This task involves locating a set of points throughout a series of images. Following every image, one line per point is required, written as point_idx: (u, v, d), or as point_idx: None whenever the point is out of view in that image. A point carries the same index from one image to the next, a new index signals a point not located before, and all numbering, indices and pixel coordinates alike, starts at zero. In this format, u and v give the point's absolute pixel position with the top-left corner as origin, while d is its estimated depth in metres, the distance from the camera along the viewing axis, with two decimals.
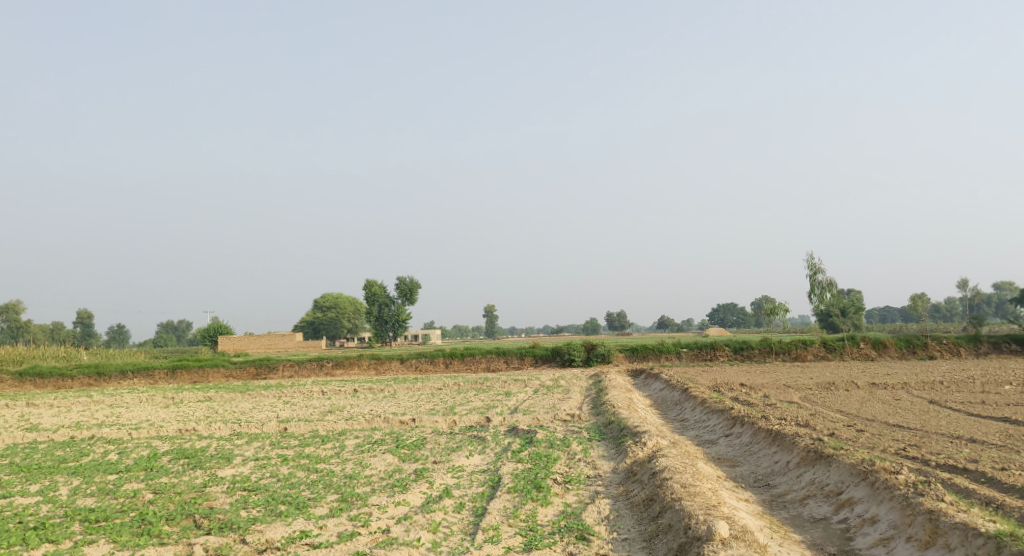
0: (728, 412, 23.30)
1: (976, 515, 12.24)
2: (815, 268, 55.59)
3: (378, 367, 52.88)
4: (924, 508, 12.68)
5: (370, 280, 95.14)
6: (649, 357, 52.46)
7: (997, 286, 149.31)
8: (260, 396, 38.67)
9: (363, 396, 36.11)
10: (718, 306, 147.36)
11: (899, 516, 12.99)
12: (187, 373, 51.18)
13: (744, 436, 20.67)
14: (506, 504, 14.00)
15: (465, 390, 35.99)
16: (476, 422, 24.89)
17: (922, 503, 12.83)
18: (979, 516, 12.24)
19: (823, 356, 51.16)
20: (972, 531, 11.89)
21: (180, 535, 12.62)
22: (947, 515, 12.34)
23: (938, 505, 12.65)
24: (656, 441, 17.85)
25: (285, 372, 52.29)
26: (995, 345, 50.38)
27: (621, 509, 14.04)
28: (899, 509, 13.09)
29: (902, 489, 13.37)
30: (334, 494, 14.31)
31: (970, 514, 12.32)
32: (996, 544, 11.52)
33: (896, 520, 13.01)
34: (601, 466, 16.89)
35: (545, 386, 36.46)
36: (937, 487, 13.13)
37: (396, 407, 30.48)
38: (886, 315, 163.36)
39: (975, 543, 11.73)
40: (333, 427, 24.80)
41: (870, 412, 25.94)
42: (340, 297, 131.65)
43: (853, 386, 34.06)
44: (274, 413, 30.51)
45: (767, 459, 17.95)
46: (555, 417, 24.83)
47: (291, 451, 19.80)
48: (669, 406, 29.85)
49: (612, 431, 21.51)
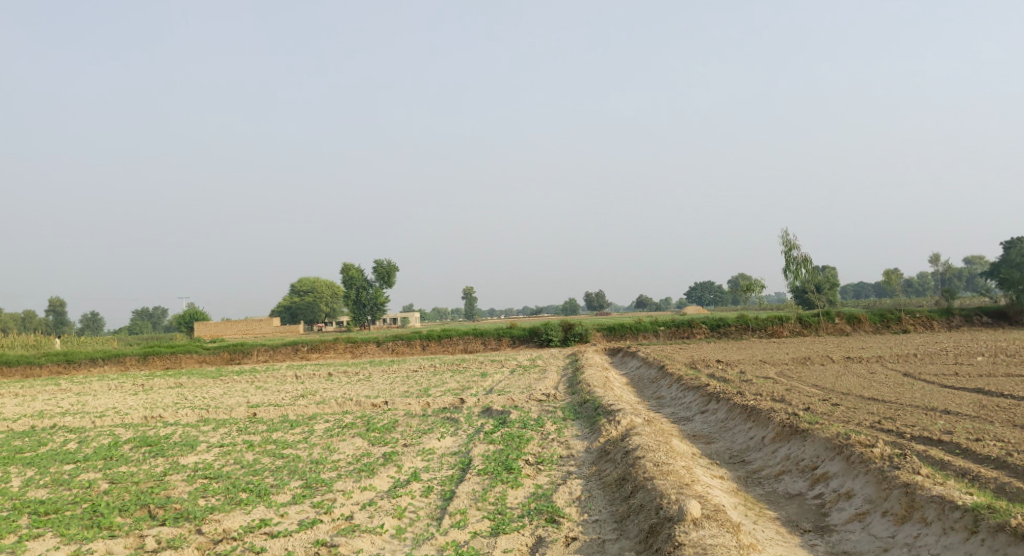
0: (703, 388, 23.07)
1: (952, 488, 12.04)
2: (790, 244, 55.64)
3: (354, 351, 52.38)
4: (900, 482, 12.47)
5: (346, 264, 94.30)
6: (627, 336, 52.33)
7: (968, 260, 150.88)
8: (233, 382, 38.13)
9: (337, 380, 35.63)
10: (695, 284, 147.76)
11: (874, 491, 12.77)
12: (159, 359, 50.40)
13: (719, 412, 20.45)
14: (475, 487, 13.65)
15: (441, 372, 35.62)
16: (450, 403, 24.51)
17: (898, 477, 12.61)
18: (956, 489, 12.03)
19: (799, 332, 51.30)
20: (949, 504, 11.68)
21: (133, 526, 12.18)
22: (924, 488, 12.14)
23: (914, 479, 12.44)
24: (630, 418, 17.56)
25: (260, 357, 51.66)
26: (967, 318, 50.73)
27: (593, 490, 13.74)
28: (875, 484, 12.87)
29: (877, 462, 13.15)
30: (297, 480, 13.90)
31: (946, 486, 12.12)
32: (974, 517, 11.32)
33: (872, 494, 12.80)
34: (574, 446, 16.58)
35: (521, 366, 36.16)
36: (913, 460, 12.92)
37: (369, 390, 30.04)
38: (860, 291, 164.83)
39: (952, 517, 11.52)
40: (304, 412, 24.35)
41: (845, 386, 25.84)
42: (316, 281, 130.63)
43: (828, 361, 34.04)
44: (244, 398, 29.96)
45: (742, 435, 17.72)
46: (529, 397, 24.51)
47: (257, 436, 19.33)
48: (646, 384, 29.63)
49: (587, 410, 21.21)
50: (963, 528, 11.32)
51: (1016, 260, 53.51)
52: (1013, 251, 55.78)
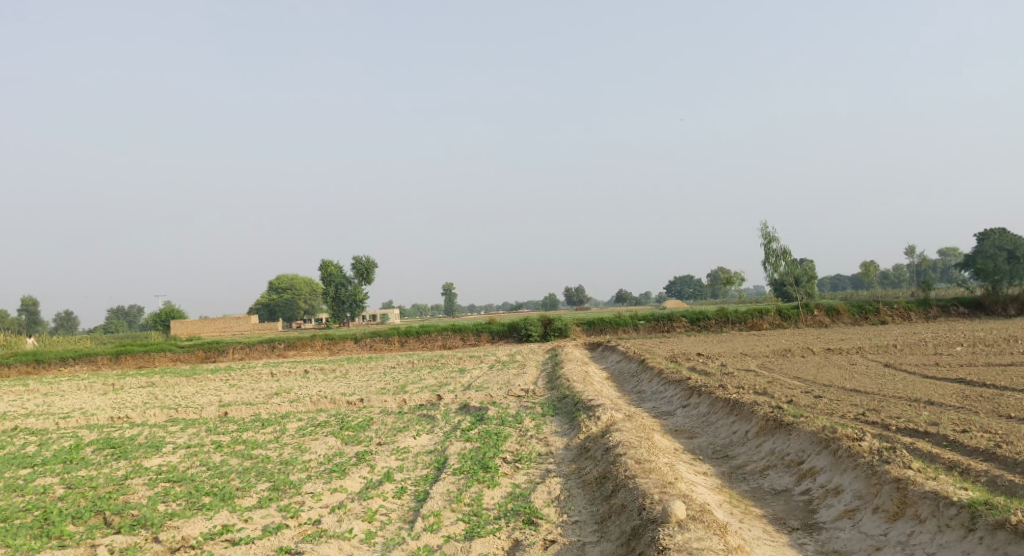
0: (685, 382, 22.70)
1: (946, 483, 11.66)
2: (769, 236, 55.48)
3: (332, 348, 51.69)
4: (890, 477, 12.09)
5: (325, 260, 93.36)
6: (607, 331, 51.94)
7: (942, 252, 152.13)
8: (207, 380, 37.38)
9: (313, 377, 34.96)
10: (674, 278, 147.90)
11: (863, 486, 12.40)
12: (132, 358, 49.42)
13: (701, 406, 20.06)
14: (450, 487, 13.13)
15: (419, 368, 35.06)
16: (427, 400, 23.96)
17: (888, 472, 12.23)
18: (950, 484, 11.66)
19: (778, 324, 51.16)
20: (943, 500, 11.30)
21: (85, 535, 11.58)
22: (916, 483, 11.76)
23: (905, 473, 12.07)
24: (610, 414, 17.08)
25: (235, 355, 50.82)
26: (944, 309, 50.81)
27: (573, 489, 13.27)
28: (864, 479, 12.49)
29: (866, 457, 12.77)
30: (265, 483, 13.33)
31: (939, 481, 11.75)
32: (971, 514, 10.94)
33: (861, 490, 12.42)
34: (553, 442, 16.10)
35: (500, 361, 35.71)
36: (903, 454, 12.54)
37: (345, 387, 29.41)
38: (837, 284, 165.77)
39: (947, 514, 11.14)
40: (276, 410, 23.72)
41: (827, 377, 25.59)
42: (295, 278, 129.40)
43: (809, 353, 33.83)
44: (216, 397, 29.20)
45: (725, 429, 17.33)
46: (508, 393, 24.01)
47: (227, 437, 18.71)
48: (626, 378, 29.23)
49: (566, 406, 20.73)
50: (959, 525, 10.94)
51: (990, 250, 53.76)
52: (987, 241, 56.07)
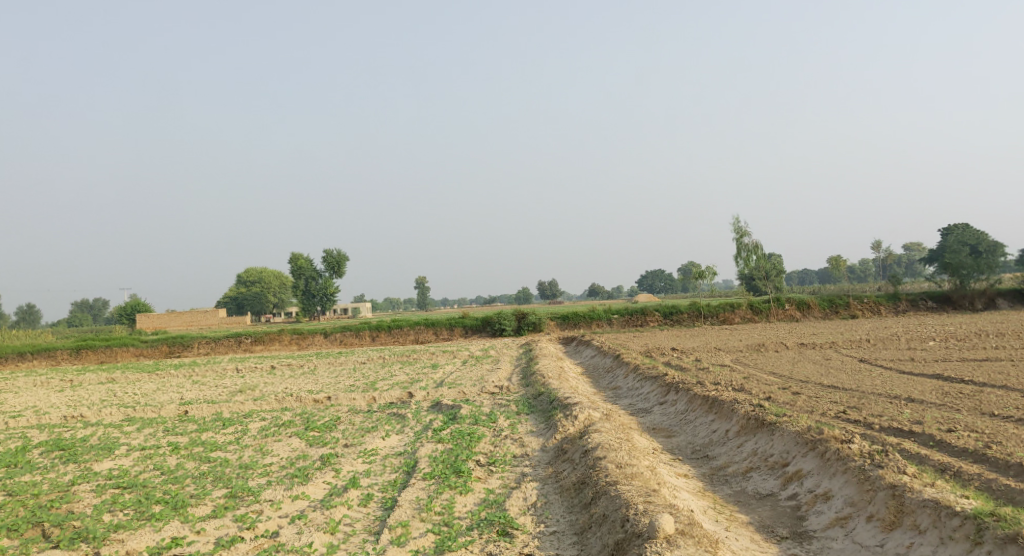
0: (662, 379, 22.16)
1: (946, 491, 11.17)
2: (741, 231, 55.31)
3: (301, 342, 50.63)
4: (885, 483, 11.59)
5: (295, 253, 92.01)
6: (580, 325, 51.41)
7: (906, 247, 153.83)
8: (170, 376, 36.29)
9: (280, 374, 34.02)
10: (645, 272, 147.89)
11: (855, 492, 11.89)
12: (93, 353, 48.05)
13: (679, 403, 19.54)
14: (420, 494, 12.44)
15: (390, 364, 34.28)
16: (397, 398, 23.20)
17: (883, 477, 11.73)
18: (948, 491, 11.18)
19: (750, 318, 50.96)
20: (946, 510, 10.80)
21: (20, 550, 10.75)
22: (913, 491, 11.26)
23: (900, 479, 11.57)
24: (587, 413, 16.45)
25: (201, 349, 49.60)
26: (913, 303, 51.00)
27: (550, 495, 12.63)
28: (856, 484, 11.99)
29: (857, 460, 12.27)
30: (221, 490, 12.54)
31: (938, 488, 11.25)
32: (976, 526, 10.44)
33: (853, 496, 11.91)
34: (529, 443, 15.45)
35: (472, 356, 35.04)
36: (896, 457, 12.06)
37: (313, 384, 28.56)
38: (804, 278, 167.08)
39: (950, 525, 10.63)
40: (239, 409, 22.83)
41: (803, 373, 25.21)
42: (264, 271, 127.51)
43: (782, 348, 33.50)
44: (178, 394, 28.20)
45: (704, 428, 16.80)
46: (481, 389, 23.33)
47: (185, 438, 17.84)
48: (601, 374, 28.70)
49: (541, 404, 20.07)
50: (964, 538, 10.44)
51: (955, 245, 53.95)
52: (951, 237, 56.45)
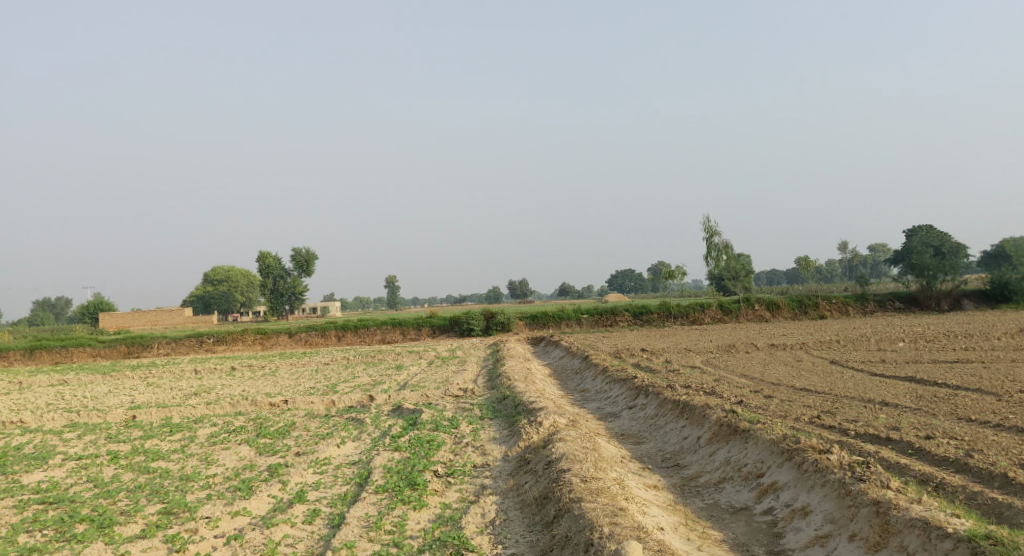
0: (631, 381, 21.47)
1: (935, 509, 10.52)
2: (711, 231, 55.04)
3: (265, 342, 49.37)
4: (869, 499, 10.96)
5: (263, 253, 90.44)
6: (550, 325, 50.70)
7: (872, 246, 155.19)
8: (125, 378, 35.00)
9: (239, 375, 32.89)
10: (615, 272, 147.77)
11: (836, 508, 11.26)
12: (48, 353, 46.49)
13: (648, 407, 18.86)
14: (370, 510, 11.66)
15: (354, 365, 33.31)
16: (358, 401, 22.29)
17: (865, 493, 11.10)
18: (936, 509, 10.57)
19: (719, 318, 50.60)
20: (936, 531, 10.15)
21: None
22: (900, 508, 10.63)
23: (884, 495, 10.94)
24: (552, 419, 15.70)
25: (161, 350, 48.15)
26: (880, 304, 51.00)
27: (511, 512, 11.86)
28: (835, 500, 11.36)
29: (836, 473, 11.65)
30: (155, 506, 11.71)
31: (926, 506, 10.62)
32: (969, 550, 9.79)
33: (833, 513, 11.27)
34: (491, 451, 14.66)
35: (438, 357, 34.16)
36: (879, 470, 11.44)
37: (271, 387, 27.55)
38: (772, 278, 168.20)
39: (941, 548, 9.99)
40: (191, 414, 21.77)
41: (774, 375, 24.61)
42: (231, 269, 125.24)
43: (753, 349, 32.99)
44: (129, 398, 27.04)
45: (675, 434, 16.13)
46: (445, 393, 22.50)
47: (127, 446, 16.87)
48: (570, 375, 27.97)
49: (506, 409, 19.28)
50: None
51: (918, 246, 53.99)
52: (913, 240, 56.60)
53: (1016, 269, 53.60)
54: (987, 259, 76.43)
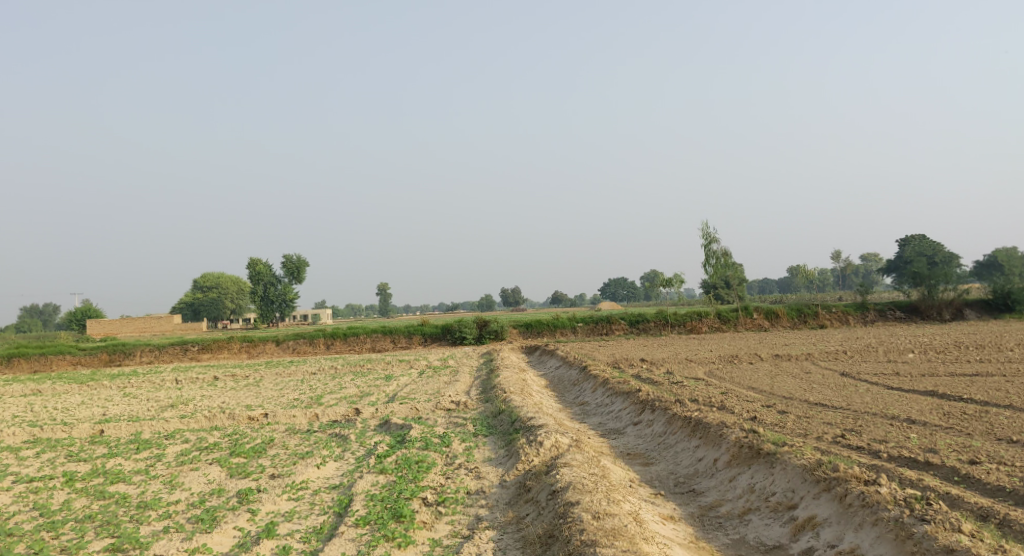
0: (636, 395, 20.02)
1: None
2: (710, 237, 53.79)
3: (250, 351, 47.85)
4: (940, 545, 9.78)
5: (253, 259, 88.89)
6: (544, 334, 49.28)
7: (863, 257, 154.49)
8: (102, 388, 33.37)
9: (221, 385, 31.34)
10: (608, 280, 146.66)
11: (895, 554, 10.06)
12: (26, 362, 44.79)
13: (655, 424, 17.45)
14: (347, 548, 10.46)
15: (341, 375, 31.81)
16: (342, 415, 20.81)
17: (932, 538, 9.92)
18: None
19: (718, 327, 49.26)
20: None
21: None
22: None
23: (958, 542, 9.76)
24: (554, 438, 14.27)
25: (144, 358, 46.45)
26: (881, 313, 49.80)
27: (513, 552, 10.51)
28: (894, 543, 10.18)
29: (892, 510, 10.49)
30: (103, 541, 10.63)
31: None
32: None
33: None
34: (486, 475, 13.25)
35: (430, 366, 32.77)
36: (943, 510, 10.25)
37: (251, 398, 26.01)
38: (764, 287, 167.88)
39: None
40: (163, 428, 20.24)
41: (785, 389, 23.14)
42: (221, 276, 123.70)
43: (757, 359, 31.67)
44: (101, 410, 25.47)
45: (687, 455, 14.75)
46: (435, 406, 21.00)
47: (86, 466, 15.41)
48: (567, 387, 26.55)
49: (502, 425, 17.82)
50: None
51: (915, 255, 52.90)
52: (909, 248, 55.13)
53: (1015, 277, 52.57)
54: (979, 268, 75.67)
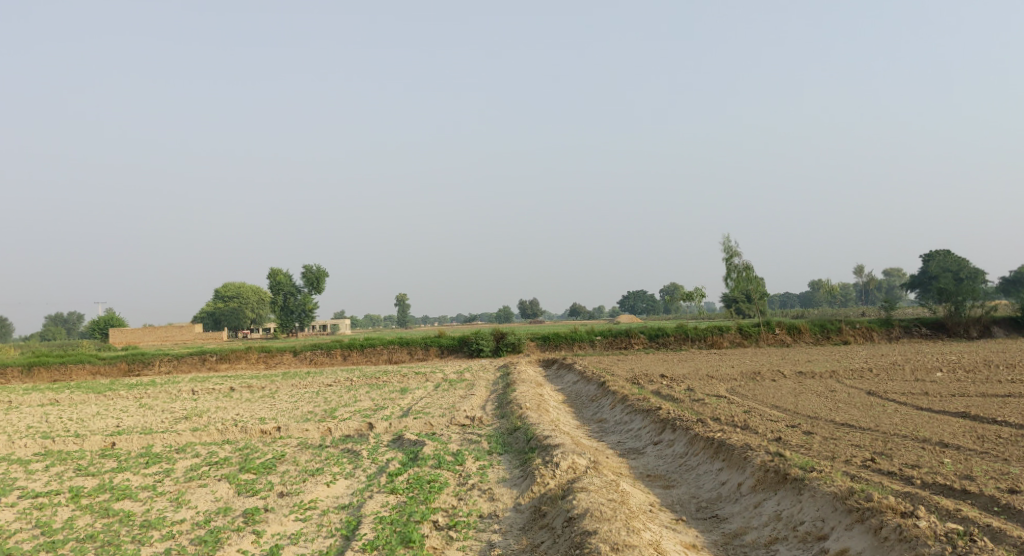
0: (656, 413, 19.48)
1: None
2: (731, 251, 53.13)
3: (268, 361, 47.69)
4: None
5: (274, 269, 89.07)
6: (562, 347, 48.76)
7: (887, 272, 152.45)
8: (119, 398, 33.21)
9: (236, 397, 31.06)
10: (627, 293, 145.84)
11: None
12: (46, 371, 44.84)
13: (676, 444, 16.92)
14: None
15: (356, 388, 31.38)
16: (355, 430, 20.43)
17: None
18: None
19: (739, 342, 48.52)
20: None
21: None
22: None
23: None
24: (571, 459, 13.82)
25: (162, 368, 46.36)
26: (905, 330, 48.86)
27: None
28: None
29: (932, 546, 10.08)
30: None
31: None
32: None
33: None
34: (500, 496, 12.84)
35: (447, 379, 32.33)
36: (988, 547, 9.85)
37: (265, 411, 25.69)
38: (786, 301, 166.24)
39: None
40: (174, 442, 19.93)
41: (810, 408, 22.49)
42: (242, 286, 124.12)
43: (780, 377, 30.96)
44: (115, 421, 25.23)
45: (710, 478, 14.25)
46: (450, 421, 20.59)
47: (94, 481, 15.11)
48: (585, 404, 26.01)
49: (517, 443, 17.37)
50: None
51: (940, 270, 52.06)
52: (934, 264, 53.82)
53: None
54: (1007, 285, 74.36)
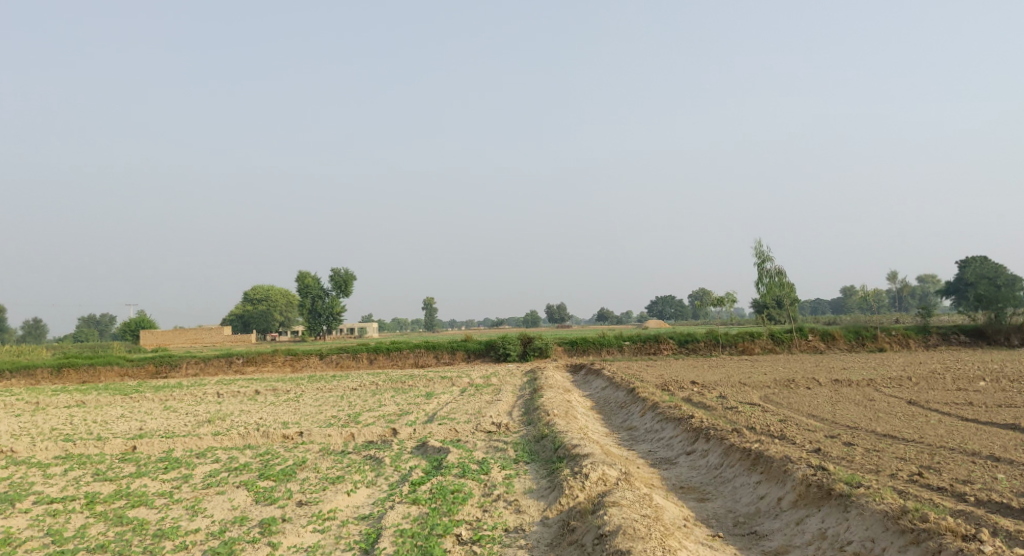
0: (688, 421, 18.77)
1: None
2: (763, 256, 52.16)
3: (294, 364, 47.50)
4: None
5: (302, 273, 89.38)
6: (591, 351, 48.07)
7: (921, 278, 149.85)
8: (144, 401, 33.04)
9: (260, 400, 30.75)
10: (654, 299, 144.56)
11: None
12: (75, 372, 45.01)
13: (710, 455, 16.23)
14: None
15: (381, 392, 30.94)
16: (379, 435, 19.95)
17: None
18: None
19: (771, 348, 47.56)
20: None
21: None
22: None
23: None
24: (601, 470, 13.20)
25: (189, 370, 46.26)
26: (943, 337, 47.53)
27: None
28: None
29: None
30: None
31: None
32: None
33: None
34: (528, 509, 12.30)
35: (473, 385, 31.75)
36: None
37: (289, 415, 25.31)
38: (817, 306, 163.95)
39: None
40: (195, 446, 19.56)
41: (849, 418, 21.63)
42: (270, 289, 124.69)
43: (815, 384, 30.06)
44: (138, 424, 24.95)
45: (747, 491, 13.59)
46: (475, 428, 20.06)
47: (111, 487, 14.75)
48: (614, 411, 25.32)
49: (545, 452, 16.78)
50: None
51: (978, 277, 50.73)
52: (969, 270, 52.52)
53: None
54: None
